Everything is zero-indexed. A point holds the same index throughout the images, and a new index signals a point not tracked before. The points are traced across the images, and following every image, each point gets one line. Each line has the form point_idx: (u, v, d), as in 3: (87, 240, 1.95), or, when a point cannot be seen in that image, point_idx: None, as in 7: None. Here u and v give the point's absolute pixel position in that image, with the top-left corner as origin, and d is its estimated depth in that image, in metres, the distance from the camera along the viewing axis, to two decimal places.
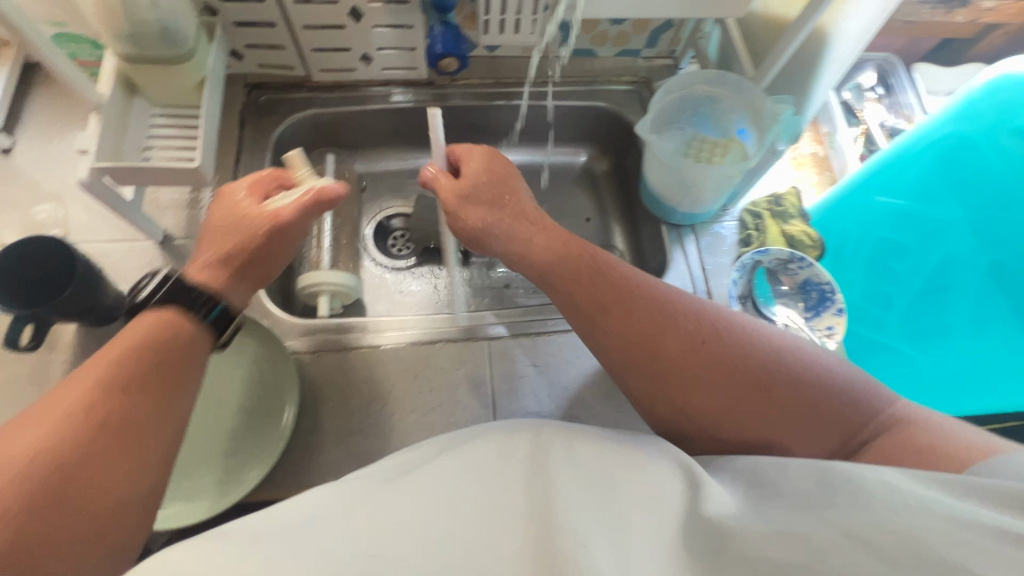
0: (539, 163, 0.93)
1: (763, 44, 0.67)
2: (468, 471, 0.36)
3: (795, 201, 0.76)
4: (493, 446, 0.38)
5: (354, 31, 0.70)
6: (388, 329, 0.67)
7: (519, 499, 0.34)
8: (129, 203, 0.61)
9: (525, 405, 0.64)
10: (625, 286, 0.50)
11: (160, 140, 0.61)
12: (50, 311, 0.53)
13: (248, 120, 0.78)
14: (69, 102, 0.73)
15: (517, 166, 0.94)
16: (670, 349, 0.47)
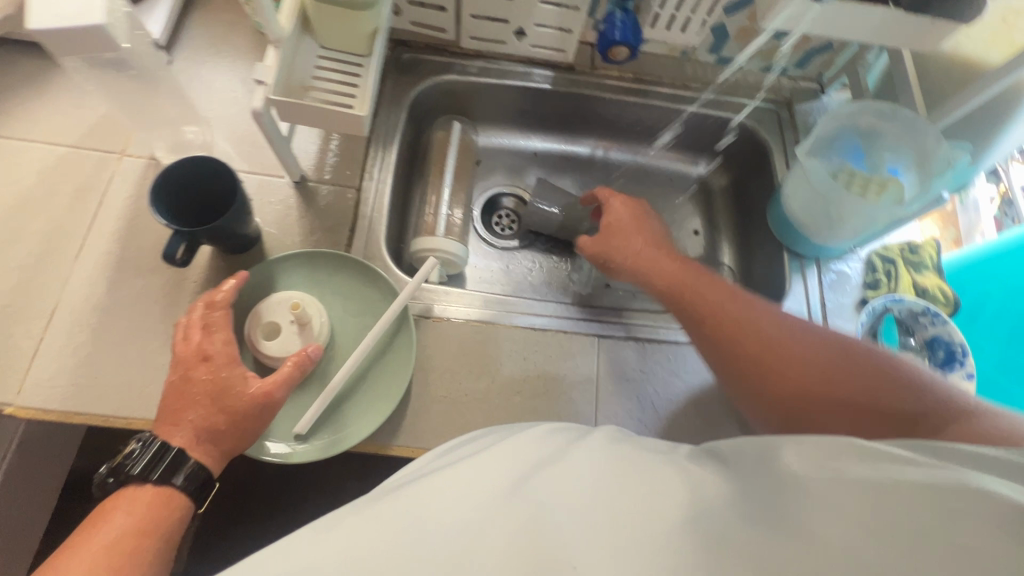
0: (657, 166, 0.91)
1: (945, 84, 0.64)
2: (500, 468, 0.37)
3: (932, 252, 0.73)
4: (521, 451, 0.38)
5: (519, 4, 0.69)
6: (454, 303, 0.66)
7: (548, 503, 0.34)
8: (282, 139, 0.61)
9: (629, 409, 0.63)
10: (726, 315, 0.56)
11: (322, 82, 0.61)
12: (205, 233, 0.54)
13: (389, 75, 0.78)
14: (226, 29, 0.74)
15: (635, 165, 0.91)
16: (766, 354, 0.53)
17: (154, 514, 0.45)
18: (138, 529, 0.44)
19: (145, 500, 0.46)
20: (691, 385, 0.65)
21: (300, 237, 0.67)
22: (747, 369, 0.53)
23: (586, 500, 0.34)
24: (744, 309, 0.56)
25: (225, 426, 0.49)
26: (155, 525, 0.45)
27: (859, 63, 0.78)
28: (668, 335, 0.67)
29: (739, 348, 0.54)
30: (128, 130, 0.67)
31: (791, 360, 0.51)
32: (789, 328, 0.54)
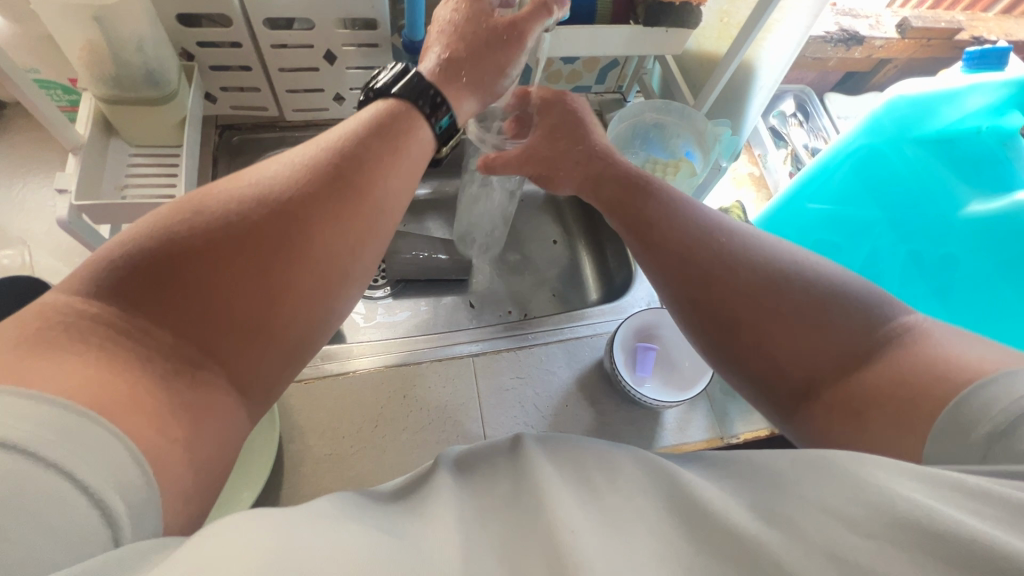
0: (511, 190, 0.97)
1: (699, 76, 0.76)
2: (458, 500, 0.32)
3: (739, 213, 0.85)
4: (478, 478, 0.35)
5: (328, 73, 0.73)
6: (361, 354, 0.68)
7: (503, 524, 0.30)
8: (105, 241, 0.60)
9: (513, 416, 0.66)
10: (664, 209, 0.54)
11: (137, 178, 0.61)
12: None
13: (221, 159, 0.79)
14: (33, 147, 0.72)
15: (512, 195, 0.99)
16: (702, 257, 0.50)
17: (382, 126, 0.44)
18: (368, 135, 0.43)
19: (378, 110, 0.45)
20: (565, 378, 0.70)
21: None
22: (695, 279, 0.50)
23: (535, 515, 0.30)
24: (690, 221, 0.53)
25: (464, 45, 0.51)
26: (381, 130, 0.44)
27: (643, 72, 0.92)
28: (535, 338, 0.72)
29: (686, 260, 0.50)
30: None
31: (719, 258, 0.49)
32: (739, 248, 0.50)
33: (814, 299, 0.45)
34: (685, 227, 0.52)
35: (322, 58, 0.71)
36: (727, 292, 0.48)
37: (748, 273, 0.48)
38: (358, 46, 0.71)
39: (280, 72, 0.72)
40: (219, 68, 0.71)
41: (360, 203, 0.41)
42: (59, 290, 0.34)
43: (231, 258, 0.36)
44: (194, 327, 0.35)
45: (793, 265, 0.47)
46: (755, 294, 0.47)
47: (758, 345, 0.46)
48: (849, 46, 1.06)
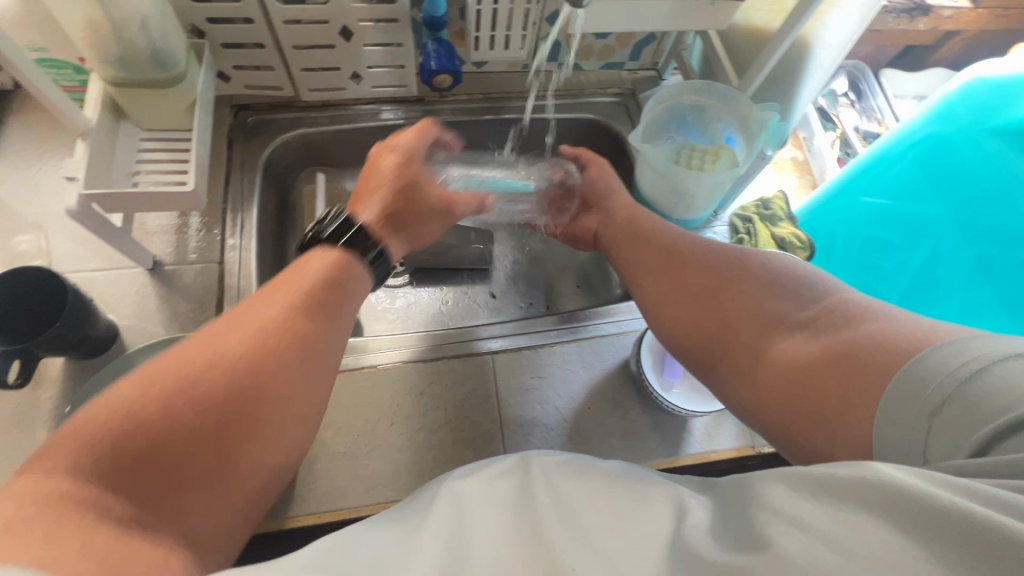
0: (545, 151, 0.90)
1: (746, 54, 0.70)
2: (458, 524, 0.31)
3: (782, 204, 0.78)
4: (482, 490, 0.33)
5: (344, 50, 0.69)
6: (380, 348, 0.66)
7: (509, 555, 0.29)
8: (116, 229, 0.58)
9: (532, 417, 0.63)
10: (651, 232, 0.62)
11: (148, 164, 0.59)
12: (38, 345, 0.51)
13: (236, 141, 0.77)
14: (49, 128, 0.71)
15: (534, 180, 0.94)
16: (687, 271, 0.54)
17: (334, 281, 0.47)
18: (328, 278, 0.47)
19: (328, 261, 0.48)
20: (589, 379, 0.66)
21: (163, 323, 0.64)
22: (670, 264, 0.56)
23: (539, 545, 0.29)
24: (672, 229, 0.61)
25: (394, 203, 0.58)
26: (336, 279, 0.47)
27: (682, 47, 0.85)
28: (557, 336, 0.69)
29: (664, 250, 0.58)
30: None
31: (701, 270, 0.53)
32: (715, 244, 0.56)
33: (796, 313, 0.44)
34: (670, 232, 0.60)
35: (338, 35, 0.67)
36: (691, 273, 0.54)
37: (703, 266, 0.53)
38: (375, 22, 0.66)
39: (294, 50, 0.68)
40: (230, 46, 0.67)
41: (322, 344, 0.43)
42: (22, 477, 0.29)
43: (221, 453, 0.34)
44: (184, 501, 0.32)
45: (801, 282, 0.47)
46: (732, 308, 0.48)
47: (712, 319, 0.49)
48: (913, 18, 0.96)
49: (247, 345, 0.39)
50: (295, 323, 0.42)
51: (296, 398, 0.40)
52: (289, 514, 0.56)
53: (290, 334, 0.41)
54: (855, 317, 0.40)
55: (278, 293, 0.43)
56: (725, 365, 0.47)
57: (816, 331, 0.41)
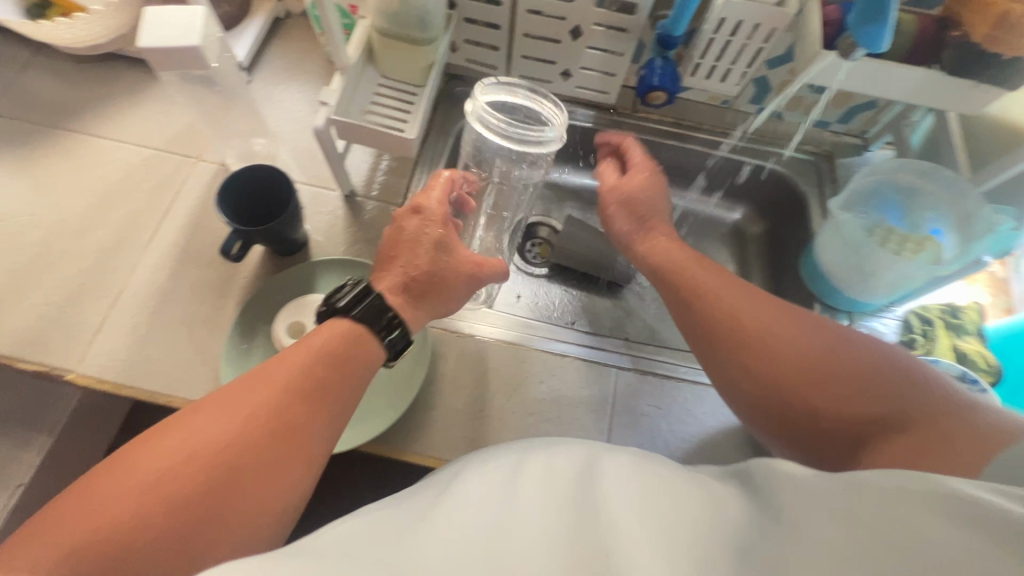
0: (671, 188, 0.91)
1: (990, 147, 0.63)
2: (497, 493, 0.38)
3: (975, 317, 0.71)
4: (540, 463, 0.41)
5: (568, 47, 0.73)
6: (512, 327, 0.69)
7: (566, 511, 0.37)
8: (338, 155, 0.67)
9: (640, 443, 0.63)
10: (730, 312, 0.56)
11: (379, 107, 0.67)
12: (258, 234, 0.60)
13: (441, 105, 0.84)
14: (301, 56, 0.82)
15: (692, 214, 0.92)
16: (775, 369, 0.52)
17: (310, 389, 0.46)
18: (303, 380, 0.46)
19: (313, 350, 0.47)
20: (707, 426, 0.64)
21: (342, 244, 0.72)
22: (739, 351, 0.54)
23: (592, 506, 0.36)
24: (730, 283, 0.59)
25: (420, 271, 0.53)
26: (337, 360, 0.48)
27: (904, 123, 0.79)
28: (685, 374, 0.68)
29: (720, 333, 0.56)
30: (206, 138, 0.74)
31: (784, 363, 0.52)
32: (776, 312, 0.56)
33: (887, 383, 0.48)
34: (738, 304, 0.56)
35: (569, 32, 0.71)
36: (761, 360, 0.53)
37: (813, 368, 0.51)
38: (607, 28, 0.69)
39: (524, 37, 0.73)
40: (471, 21, 0.73)
41: (268, 455, 0.42)
42: None
43: (177, 546, 0.37)
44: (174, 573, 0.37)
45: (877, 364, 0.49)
46: (843, 390, 0.49)
47: (825, 420, 0.49)
48: None
49: (191, 466, 0.40)
50: (235, 433, 0.42)
51: (256, 480, 0.41)
52: (399, 446, 0.60)
53: (213, 458, 0.40)
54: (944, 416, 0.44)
55: (201, 408, 0.43)
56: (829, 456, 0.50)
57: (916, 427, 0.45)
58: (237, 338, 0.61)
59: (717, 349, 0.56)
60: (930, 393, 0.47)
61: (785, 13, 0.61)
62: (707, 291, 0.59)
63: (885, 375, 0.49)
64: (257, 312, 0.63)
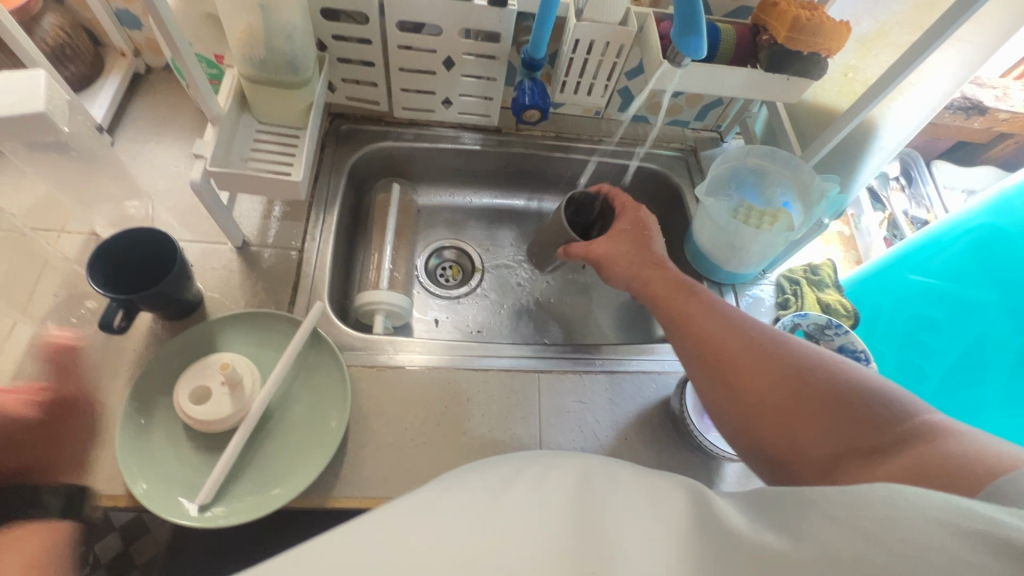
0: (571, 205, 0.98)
1: (811, 128, 0.74)
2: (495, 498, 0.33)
3: (830, 271, 0.81)
4: (522, 480, 0.34)
5: (443, 77, 0.76)
6: (428, 350, 0.69)
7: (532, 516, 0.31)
8: (223, 206, 0.65)
9: (572, 439, 0.66)
10: (708, 330, 0.54)
11: (260, 153, 0.65)
12: (141, 299, 0.56)
13: (328, 144, 0.84)
14: (169, 111, 0.79)
15: None
16: (756, 388, 0.49)
17: None
18: None
19: None
20: (630, 410, 0.69)
21: (241, 299, 0.69)
22: (725, 375, 0.51)
23: (569, 528, 0.31)
24: (717, 310, 0.56)
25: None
26: None
27: (747, 115, 0.90)
28: (601, 365, 0.72)
29: (714, 360, 0.52)
30: (68, 208, 0.68)
31: (759, 375, 0.49)
32: (763, 343, 0.52)
33: (857, 407, 0.44)
34: (725, 330, 0.54)
35: (442, 64, 0.74)
36: (748, 379, 0.50)
37: (785, 387, 0.48)
38: (477, 56, 0.73)
39: (399, 71, 0.76)
40: (345, 61, 0.75)
41: None
42: None
43: None
44: None
45: (848, 388, 0.46)
46: (815, 412, 0.46)
47: (783, 440, 0.47)
48: (969, 116, 1.01)
49: None
50: None
51: None
52: (333, 494, 0.58)
53: None
54: (925, 437, 0.40)
55: None
56: (779, 471, 0.47)
57: (889, 457, 0.40)
58: (133, 416, 0.56)
59: (712, 368, 0.53)
60: (910, 414, 0.42)
61: (629, 30, 0.68)
62: (695, 316, 0.56)
63: (861, 407, 0.44)
64: (152, 383, 0.59)
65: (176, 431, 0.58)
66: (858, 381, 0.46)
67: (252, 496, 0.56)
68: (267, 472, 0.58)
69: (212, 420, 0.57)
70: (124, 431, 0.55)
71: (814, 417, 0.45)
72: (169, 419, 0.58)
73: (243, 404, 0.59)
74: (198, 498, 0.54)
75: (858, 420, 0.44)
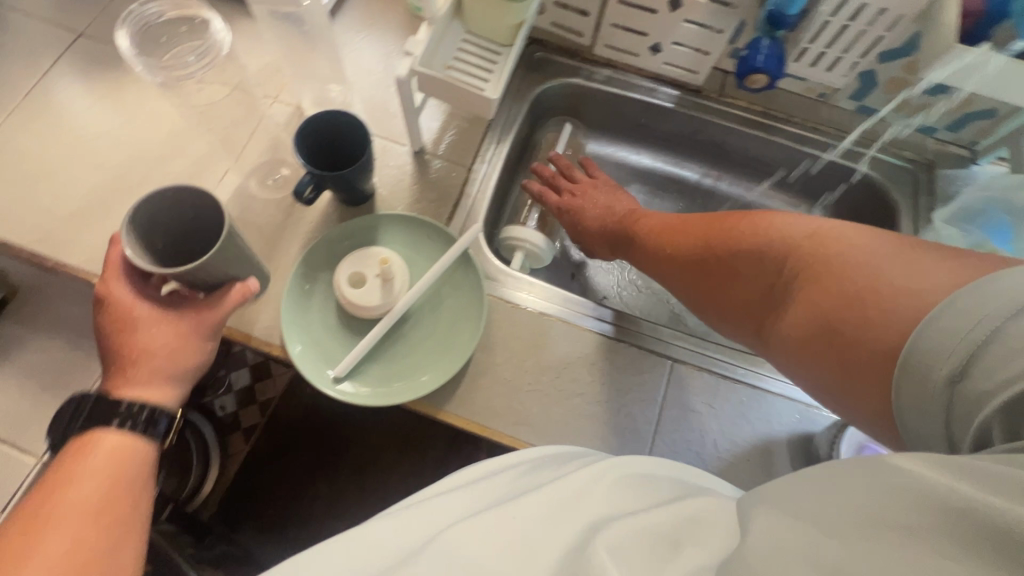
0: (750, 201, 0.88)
1: None
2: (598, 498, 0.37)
3: None
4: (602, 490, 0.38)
5: (662, 19, 0.69)
6: (526, 290, 0.67)
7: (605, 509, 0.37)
8: (415, 108, 0.66)
9: (688, 440, 0.61)
10: (789, 250, 0.49)
11: (461, 63, 0.65)
12: (330, 179, 0.59)
13: (520, 69, 0.81)
14: (385, 5, 0.81)
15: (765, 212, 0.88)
16: (808, 299, 0.45)
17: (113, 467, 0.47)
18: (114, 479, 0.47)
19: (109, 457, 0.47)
20: (760, 432, 0.62)
21: (407, 202, 0.71)
22: (793, 297, 0.47)
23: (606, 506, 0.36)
24: (796, 232, 0.49)
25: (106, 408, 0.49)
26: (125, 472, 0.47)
27: None
28: (744, 375, 0.64)
29: (788, 278, 0.48)
30: (285, 79, 0.74)
31: (837, 274, 0.43)
32: (831, 250, 0.45)
33: (880, 291, 0.40)
34: (808, 242, 0.48)
35: (667, 3, 0.66)
36: (823, 294, 0.44)
37: (837, 283, 0.43)
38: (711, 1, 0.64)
39: (618, 4, 0.69)
40: None
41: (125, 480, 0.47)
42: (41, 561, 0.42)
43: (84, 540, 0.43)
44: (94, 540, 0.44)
45: (871, 283, 0.40)
46: (833, 307, 0.42)
47: (825, 351, 0.42)
48: None
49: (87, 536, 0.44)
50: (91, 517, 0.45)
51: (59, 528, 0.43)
52: (444, 408, 0.60)
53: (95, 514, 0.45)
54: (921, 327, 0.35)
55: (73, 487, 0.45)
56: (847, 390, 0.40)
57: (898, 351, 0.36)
58: (300, 281, 0.62)
59: (785, 292, 0.48)
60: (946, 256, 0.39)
61: None
62: (760, 228, 0.53)
63: (882, 302, 0.39)
64: (319, 257, 0.64)
65: (329, 306, 0.63)
66: (883, 280, 0.40)
67: (377, 386, 0.59)
68: (394, 367, 0.61)
69: (362, 307, 0.60)
70: (291, 291, 0.61)
71: (833, 310, 0.42)
72: (326, 293, 0.63)
73: (390, 299, 0.62)
74: (338, 368, 0.59)
75: (872, 321, 0.39)
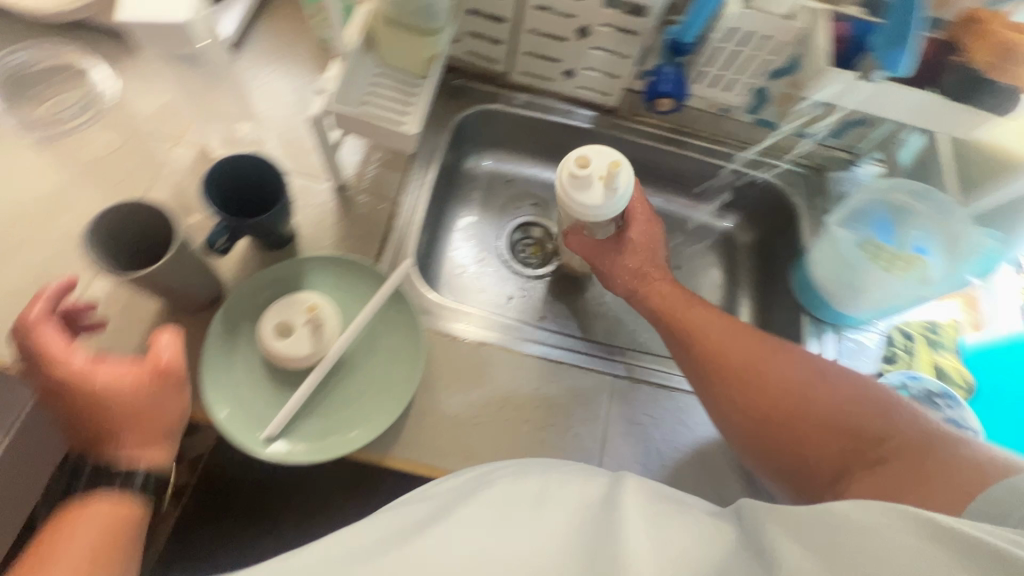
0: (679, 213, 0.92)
1: (979, 172, 0.65)
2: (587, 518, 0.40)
3: (952, 333, 0.73)
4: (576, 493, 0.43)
5: (573, 47, 0.71)
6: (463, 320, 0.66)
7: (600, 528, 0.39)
8: (333, 145, 0.64)
9: (634, 452, 0.63)
10: (799, 397, 0.56)
11: (378, 98, 0.63)
12: (246, 227, 0.56)
13: (439, 98, 0.81)
14: (292, 36, 0.78)
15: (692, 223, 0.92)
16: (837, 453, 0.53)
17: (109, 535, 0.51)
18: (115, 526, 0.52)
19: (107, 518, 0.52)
20: (699, 435, 0.65)
21: (333, 240, 0.68)
22: (779, 434, 0.56)
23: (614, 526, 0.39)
24: (759, 350, 0.60)
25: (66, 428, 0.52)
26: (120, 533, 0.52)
27: (894, 141, 0.81)
28: (680, 382, 0.67)
29: (797, 402, 0.56)
30: (187, 118, 0.69)
31: (813, 416, 0.55)
32: (862, 397, 0.54)
33: (913, 440, 0.49)
34: (811, 388, 0.56)
35: (576, 32, 0.69)
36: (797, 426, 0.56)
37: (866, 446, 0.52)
38: (616, 30, 0.67)
39: (529, 33, 0.71)
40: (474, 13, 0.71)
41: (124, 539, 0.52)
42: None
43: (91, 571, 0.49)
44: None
45: (923, 445, 0.48)
46: (893, 469, 0.48)
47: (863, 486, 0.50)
48: None
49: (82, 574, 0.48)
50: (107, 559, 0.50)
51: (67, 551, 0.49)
52: (390, 453, 0.58)
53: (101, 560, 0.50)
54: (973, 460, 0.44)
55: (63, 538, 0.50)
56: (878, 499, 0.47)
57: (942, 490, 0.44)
58: (220, 336, 0.58)
59: (778, 442, 0.56)
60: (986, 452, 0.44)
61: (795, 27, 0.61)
62: (774, 367, 0.59)
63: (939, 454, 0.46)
64: (240, 309, 0.60)
65: (255, 360, 0.59)
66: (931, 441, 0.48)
67: (315, 440, 0.56)
68: (330, 418, 0.58)
69: (292, 358, 0.57)
70: (210, 349, 0.56)
71: (877, 476, 0.49)
72: (251, 347, 0.59)
73: (321, 347, 0.59)
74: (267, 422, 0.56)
75: (944, 466, 0.45)
